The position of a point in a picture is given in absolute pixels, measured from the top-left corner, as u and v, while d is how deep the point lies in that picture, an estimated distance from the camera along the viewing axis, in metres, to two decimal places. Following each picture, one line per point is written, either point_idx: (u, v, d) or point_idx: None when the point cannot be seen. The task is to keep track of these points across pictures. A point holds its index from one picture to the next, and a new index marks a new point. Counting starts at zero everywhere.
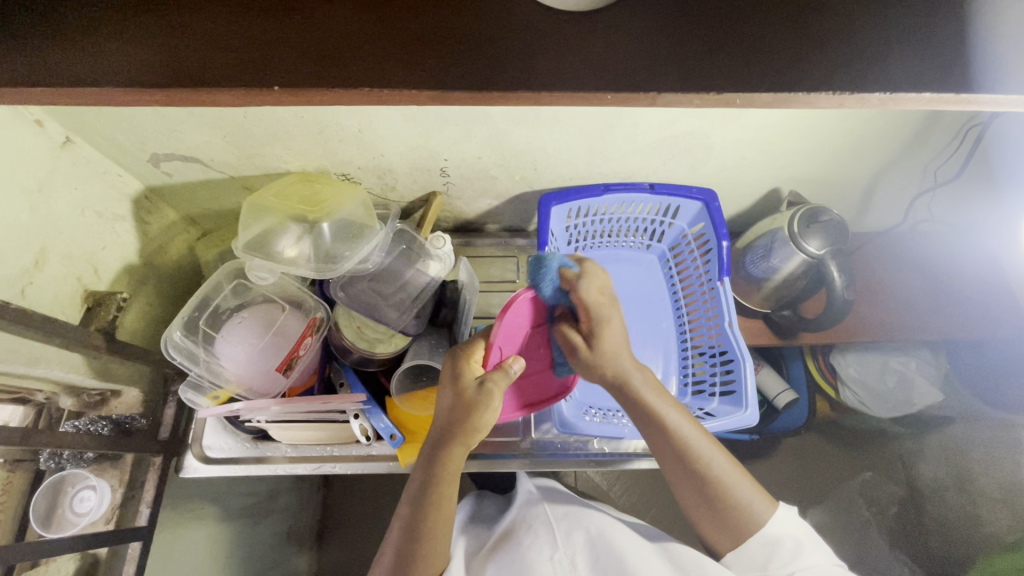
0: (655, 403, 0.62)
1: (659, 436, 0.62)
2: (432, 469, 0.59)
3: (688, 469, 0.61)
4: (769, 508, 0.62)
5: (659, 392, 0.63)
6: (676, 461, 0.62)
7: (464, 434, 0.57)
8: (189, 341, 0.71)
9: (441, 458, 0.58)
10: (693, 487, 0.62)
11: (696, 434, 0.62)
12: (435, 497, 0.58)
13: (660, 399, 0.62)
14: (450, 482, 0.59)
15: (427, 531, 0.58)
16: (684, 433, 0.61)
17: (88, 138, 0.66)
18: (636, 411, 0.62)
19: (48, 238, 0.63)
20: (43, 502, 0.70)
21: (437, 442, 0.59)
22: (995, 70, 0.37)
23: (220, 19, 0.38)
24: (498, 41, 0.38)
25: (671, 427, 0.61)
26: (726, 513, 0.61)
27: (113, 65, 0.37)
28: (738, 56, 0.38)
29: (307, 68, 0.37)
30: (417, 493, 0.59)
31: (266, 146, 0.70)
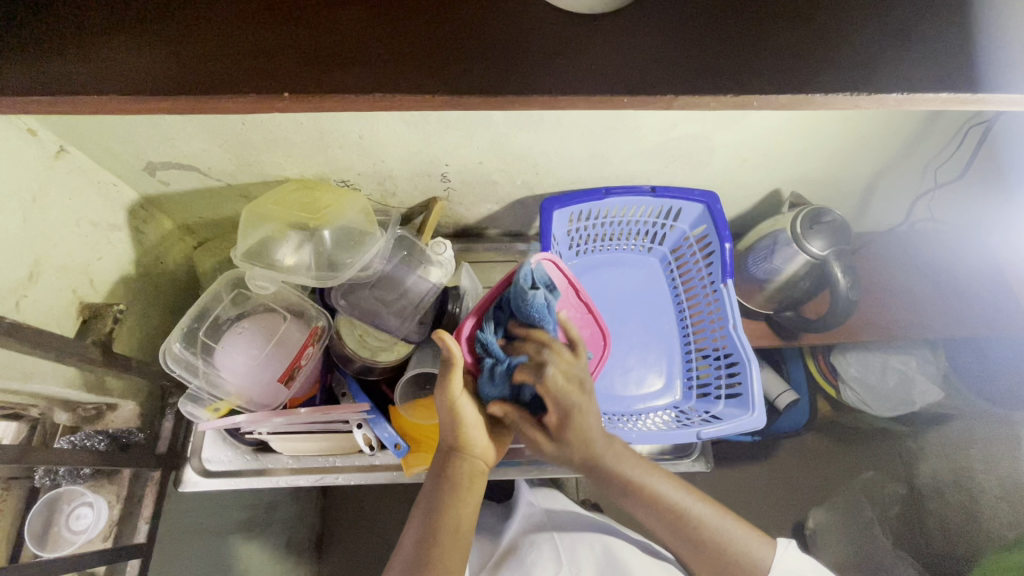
0: (629, 472, 0.59)
1: (641, 505, 0.60)
2: (440, 484, 0.57)
3: (678, 535, 0.60)
4: (770, 549, 0.62)
5: (636, 462, 0.61)
6: (668, 529, 0.60)
7: (471, 448, 0.58)
8: (188, 353, 0.69)
9: (449, 473, 0.57)
10: (690, 548, 0.61)
11: (683, 497, 0.61)
12: (447, 509, 0.55)
13: (638, 469, 0.60)
14: (463, 497, 0.56)
15: (440, 544, 0.53)
16: (671, 499, 0.60)
17: (82, 147, 0.64)
18: (611, 484, 0.60)
19: (42, 250, 0.62)
20: (37, 521, 0.66)
21: (443, 459, 0.58)
22: (1001, 73, 0.38)
23: (224, 24, 0.37)
24: (509, 43, 0.37)
25: (652, 493, 0.60)
26: (728, 563, 0.61)
27: (113, 72, 0.36)
28: (751, 58, 0.38)
29: (315, 73, 0.36)
30: (427, 508, 0.55)
31: (265, 154, 0.69)
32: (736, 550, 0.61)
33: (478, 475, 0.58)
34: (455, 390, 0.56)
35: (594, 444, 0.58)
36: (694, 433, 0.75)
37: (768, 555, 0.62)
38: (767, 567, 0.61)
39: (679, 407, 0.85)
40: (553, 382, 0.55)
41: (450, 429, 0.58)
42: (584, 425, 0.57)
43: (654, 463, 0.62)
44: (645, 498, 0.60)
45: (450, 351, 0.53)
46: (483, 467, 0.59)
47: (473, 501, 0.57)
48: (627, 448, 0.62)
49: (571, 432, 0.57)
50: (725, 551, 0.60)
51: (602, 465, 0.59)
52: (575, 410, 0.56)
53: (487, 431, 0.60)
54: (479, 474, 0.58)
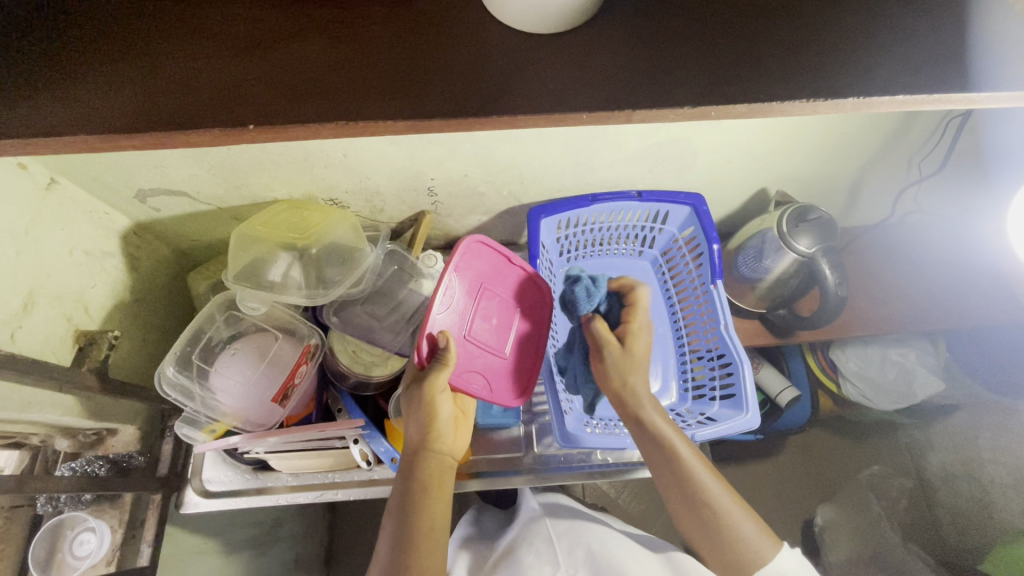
0: (661, 426, 0.63)
1: (658, 453, 0.62)
2: (411, 483, 0.57)
3: (684, 494, 0.61)
4: (775, 545, 0.60)
5: (661, 412, 0.65)
6: (679, 494, 0.61)
7: (436, 443, 0.60)
8: (182, 376, 0.69)
9: (419, 472, 0.58)
10: (691, 512, 0.60)
11: (696, 457, 0.62)
12: (421, 507, 0.55)
13: (660, 418, 0.64)
14: (436, 494, 0.57)
15: (416, 542, 0.53)
16: (684, 454, 0.61)
17: (72, 177, 0.66)
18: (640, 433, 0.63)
19: (36, 281, 0.63)
20: (41, 549, 0.67)
21: (410, 459, 0.59)
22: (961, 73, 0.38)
23: (193, 61, 0.38)
24: (472, 66, 0.38)
25: (670, 445, 0.62)
26: (726, 541, 0.59)
27: (85, 112, 0.37)
28: (713, 69, 0.39)
29: (282, 105, 0.36)
30: (400, 508, 0.56)
31: (252, 177, 0.70)
32: (736, 527, 0.59)
33: (447, 471, 0.59)
34: (436, 384, 0.60)
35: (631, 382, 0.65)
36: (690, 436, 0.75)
37: (771, 552, 0.59)
38: (766, 562, 0.59)
39: (676, 409, 0.85)
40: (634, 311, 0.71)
41: (416, 429, 0.60)
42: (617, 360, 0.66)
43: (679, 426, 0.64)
44: (662, 447, 0.62)
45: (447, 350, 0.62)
46: (449, 462, 0.60)
47: (444, 496, 0.58)
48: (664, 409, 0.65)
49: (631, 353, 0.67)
50: (722, 525, 0.59)
51: (629, 401, 0.64)
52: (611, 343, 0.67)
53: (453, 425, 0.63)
54: (448, 469, 0.60)
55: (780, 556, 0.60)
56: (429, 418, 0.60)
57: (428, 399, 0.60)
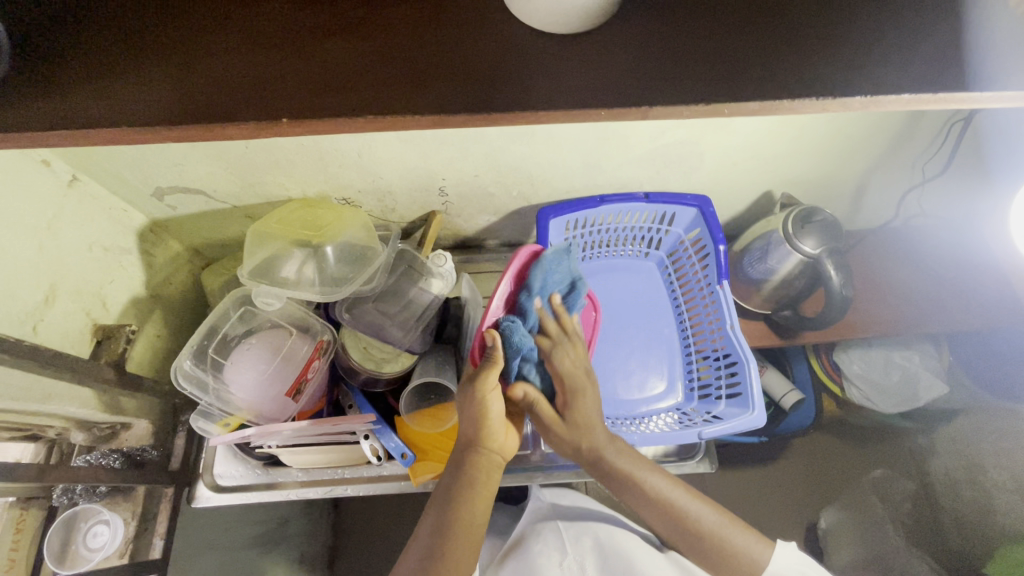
0: (632, 468, 0.63)
1: (638, 499, 0.63)
2: (459, 477, 0.58)
3: (674, 530, 0.63)
4: (769, 548, 0.65)
5: (635, 458, 0.64)
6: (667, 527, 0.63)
7: (488, 443, 0.60)
8: (198, 369, 0.71)
9: (468, 470, 0.59)
10: (686, 542, 0.63)
11: (679, 493, 0.63)
12: (465, 504, 0.57)
13: (634, 464, 0.63)
14: (481, 493, 0.58)
15: (455, 536, 0.56)
16: (664, 496, 0.63)
17: (93, 175, 0.67)
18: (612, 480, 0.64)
19: (56, 276, 0.64)
20: (56, 540, 0.68)
21: (462, 455, 0.60)
22: (964, 74, 0.39)
23: (223, 58, 0.39)
24: (491, 63, 0.39)
25: (651, 491, 0.63)
26: (724, 557, 0.63)
27: (120, 107, 0.38)
28: (724, 68, 0.40)
29: (309, 99, 0.38)
30: (443, 500, 0.58)
31: (268, 175, 0.72)
32: (731, 545, 0.63)
33: (494, 470, 0.60)
34: (490, 386, 0.59)
35: (594, 438, 0.63)
36: (696, 433, 0.77)
37: (767, 555, 0.64)
38: (764, 565, 0.64)
39: (682, 409, 0.87)
40: (561, 364, 0.65)
41: (471, 426, 0.60)
42: (584, 409, 0.64)
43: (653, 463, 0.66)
44: (643, 495, 0.63)
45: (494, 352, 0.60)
46: (498, 461, 0.61)
47: (488, 494, 0.59)
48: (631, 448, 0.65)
49: (575, 416, 0.63)
50: (718, 546, 0.63)
51: (602, 456, 0.63)
52: (579, 392, 0.64)
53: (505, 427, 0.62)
54: (495, 470, 0.60)
55: (774, 557, 0.64)
56: (483, 419, 0.59)
57: (481, 399, 0.59)
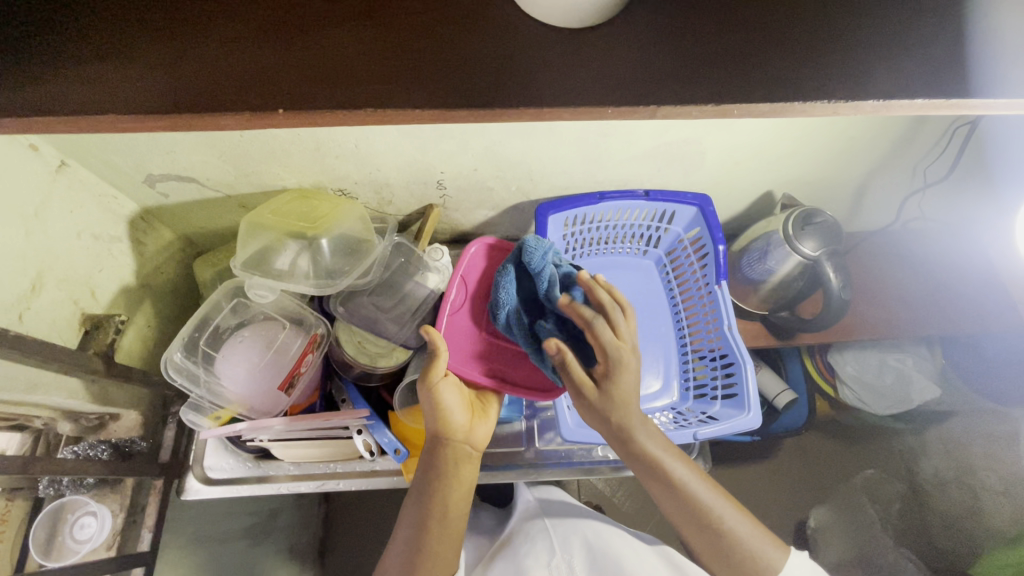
0: (660, 457, 0.60)
1: (665, 486, 0.61)
2: (428, 473, 0.60)
3: (693, 521, 0.61)
4: (782, 555, 0.61)
5: (666, 446, 0.62)
6: (690, 521, 0.61)
7: (450, 436, 0.60)
8: (189, 362, 0.69)
9: (434, 463, 0.60)
10: (706, 539, 0.61)
11: (706, 485, 0.62)
12: (436, 494, 0.59)
13: (664, 452, 0.61)
14: (449, 486, 0.59)
15: (430, 533, 0.58)
16: (690, 486, 0.61)
17: (83, 161, 0.65)
18: (641, 466, 0.61)
19: (44, 263, 0.62)
20: (42, 531, 0.67)
21: (428, 452, 0.61)
22: (976, 79, 0.39)
23: (220, 44, 0.38)
24: (495, 56, 0.38)
25: (678, 481, 0.61)
26: (738, 560, 0.60)
27: (109, 92, 0.37)
28: (736, 67, 0.39)
29: (307, 90, 0.37)
30: (416, 496, 0.59)
31: (262, 165, 0.70)
32: (747, 550, 0.60)
33: (464, 460, 0.61)
34: (434, 378, 0.60)
35: (633, 420, 0.60)
36: (691, 434, 0.76)
37: (780, 560, 0.60)
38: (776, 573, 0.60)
39: (677, 408, 0.86)
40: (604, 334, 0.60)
41: (431, 421, 0.61)
42: (625, 389, 0.59)
43: (682, 453, 0.63)
44: (667, 480, 0.61)
45: (435, 343, 0.60)
46: (467, 451, 0.61)
47: (461, 485, 0.60)
48: (662, 436, 0.62)
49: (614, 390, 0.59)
50: (736, 547, 0.60)
51: (632, 437, 0.60)
52: (623, 364, 0.59)
53: (466, 413, 0.62)
54: (464, 460, 0.61)
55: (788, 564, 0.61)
56: (438, 410, 0.60)
57: (431, 391, 0.60)
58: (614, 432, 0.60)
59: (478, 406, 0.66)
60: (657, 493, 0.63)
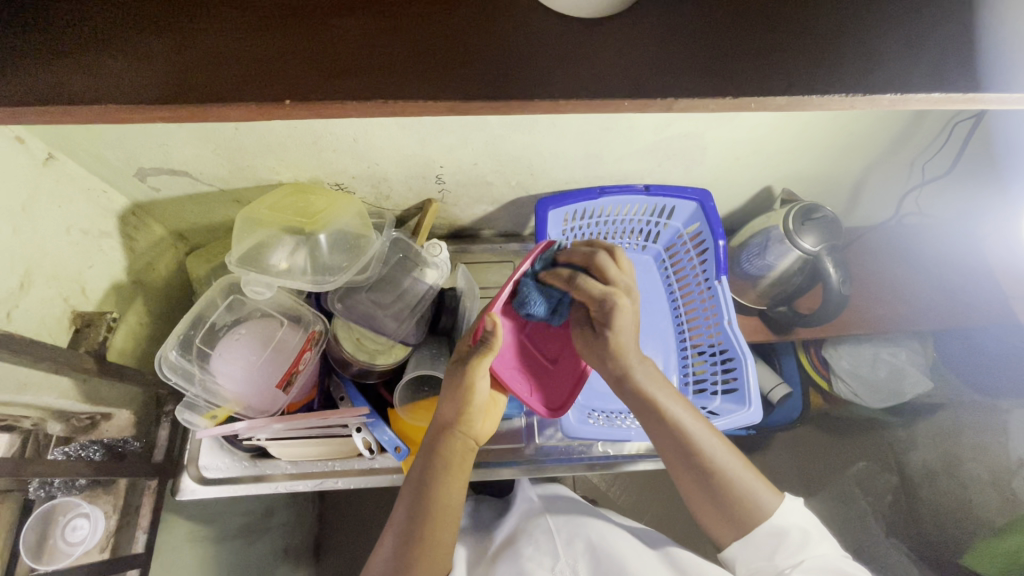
0: (654, 392, 0.63)
1: (659, 424, 0.62)
2: (437, 461, 0.59)
3: (685, 456, 0.61)
4: (775, 497, 0.61)
5: (662, 385, 0.64)
6: (680, 456, 0.61)
7: (464, 427, 0.61)
8: (184, 360, 0.68)
9: (446, 453, 0.59)
10: (696, 482, 0.61)
11: (699, 423, 0.62)
12: (443, 484, 0.58)
13: (660, 389, 0.63)
14: (456, 476, 0.59)
15: (431, 520, 0.56)
16: (684, 421, 0.61)
17: (71, 153, 0.64)
18: (635, 402, 0.63)
19: (32, 260, 0.61)
20: (31, 536, 0.65)
21: (439, 441, 0.60)
22: (988, 73, 0.39)
23: (220, 32, 0.37)
24: (506, 46, 0.37)
25: (671, 416, 0.62)
26: (731, 500, 0.60)
27: (104, 81, 0.35)
28: (750, 60, 0.39)
29: (313, 79, 0.36)
30: (419, 483, 0.58)
31: (258, 158, 0.69)
32: (739, 488, 0.60)
33: (469, 453, 0.61)
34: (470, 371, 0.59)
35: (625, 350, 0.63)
36: None
37: (775, 503, 0.60)
38: (770, 514, 0.60)
39: None
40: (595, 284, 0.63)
41: (447, 410, 0.60)
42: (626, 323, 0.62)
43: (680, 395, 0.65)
44: (663, 416, 0.62)
45: (492, 333, 0.58)
46: (472, 445, 0.62)
47: (464, 478, 0.60)
48: (658, 375, 0.65)
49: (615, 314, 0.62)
50: (731, 492, 0.60)
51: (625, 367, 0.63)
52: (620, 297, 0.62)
53: (483, 411, 0.63)
54: (469, 453, 0.61)
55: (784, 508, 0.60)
56: (461, 402, 0.59)
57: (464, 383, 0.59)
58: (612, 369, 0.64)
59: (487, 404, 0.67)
60: (650, 433, 0.63)
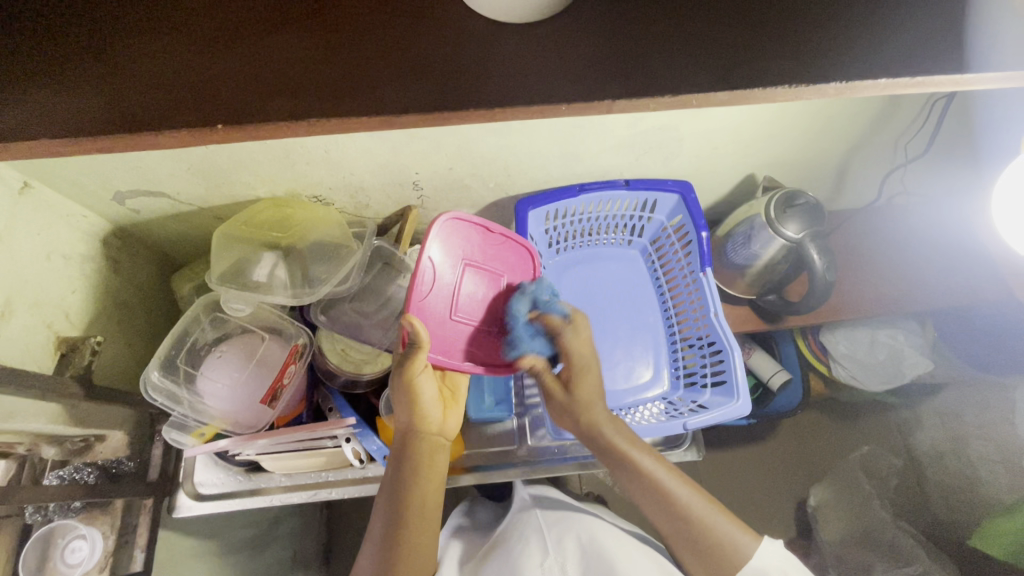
0: (629, 450, 0.63)
1: (633, 475, 0.62)
2: (403, 466, 0.60)
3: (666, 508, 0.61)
4: (754, 541, 0.61)
5: (633, 440, 0.64)
6: (660, 511, 0.62)
7: (425, 428, 0.61)
8: (169, 381, 0.67)
9: (410, 454, 0.60)
10: (679, 533, 0.61)
11: (676, 479, 0.62)
12: (410, 488, 0.58)
13: (633, 446, 0.63)
14: (424, 476, 0.59)
15: (408, 522, 0.58)
16: (660, 478, 0.62)
17: (47, 181, 0.64)
18: (609, 459, 0.64)
19: (13, 289, 0.61)
20: (32, 556, 0.67)
21: (401, 443, 0.61)
22: (932, 58, 0.38)
23: (162, 59, 0.37)
24: (440, 58, 0.37)
25: (644, 471, 0.62)
26: (711, 552, 0.60)
27: (48, 117, 0.36)
28: (695, 55, 0.38)
29: (255, 105, 0.36)
30: (391, 489, 0.59)
31: (233, 175, 0.69)
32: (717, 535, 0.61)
33: (438, 452, 0.61)
34: (415, 372, 0.58)
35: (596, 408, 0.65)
36: (682, 423, 0.76)
37: (751, 548, 0.60)
38: (746, 559, 0.60)
39: (668, 398, 0.85)
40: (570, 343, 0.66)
41: (403, 414, 0.61)
42: (589, 394, 0.65)
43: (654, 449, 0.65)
44: (635, 475, 0.62)
45: (417, 334, 0.56)
46: (438, 442, 0.62)
47: (436, 477, 0.60)
48: (629, 432, 0.65)
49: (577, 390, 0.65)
50: (711, 538, 0.61)
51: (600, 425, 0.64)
52: (585, 369, 0.66)
53: (440, 406, 0.62)
54: (438, 450, 0.62)
55: (763, 552, 0.61)
56: (415, 405, 0.60)
57: (406, 384, 0.58)
58: (584, 431, 0.65)
59: (448, 397, 0.66)
60: (628, 487, 0.64)
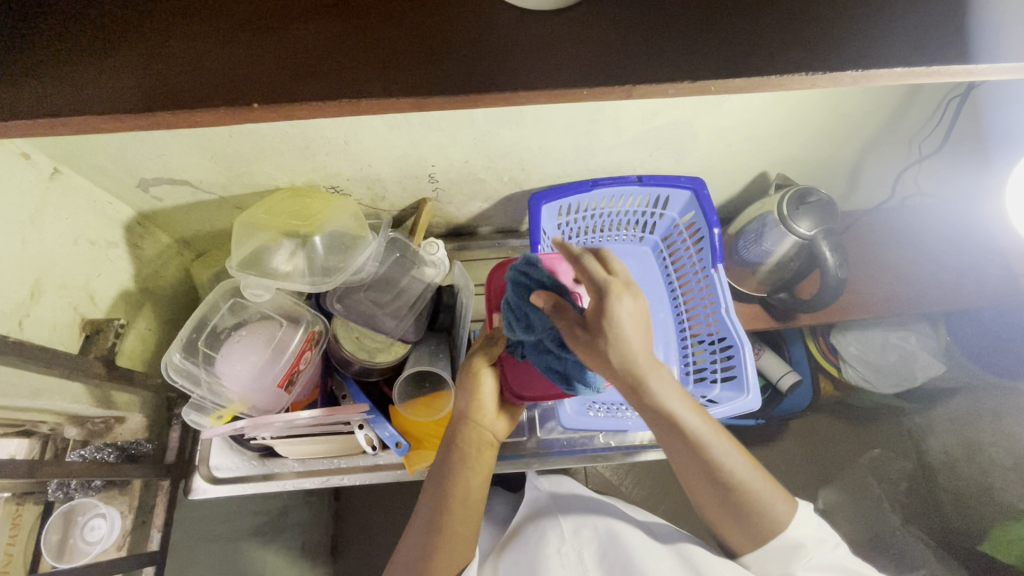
0: (678, 412, 0.55)
1: (685, 447, 0.57)
2: (453, 451, 0.62)
3: (710, 477, 0.58)
4: (791, 508, 0.60)
5: (680, 397, 0.55)
6: (704, 475, 0.58)
7: (478, 418, 0.64)
8: (189, 362, 0.70)
9: (460, 440, 0.63)
10: (716, 494, 0.59)
11: (718, 439, 0.58)
12: (458, 473, 0.60)
13: (682, 405, 0.55)
14: (472, 464, 0.61)
15: (452, 509, 0.58)
16: (703, 438, 0.56)
17: (75, 167, 0.66)
18: (655, 419, 0.55)
19: (41, 270, 0.63)
20: (54, 534, 0.68)
21: (454, 430, 0.64)
22: (945, 47, 0.39)
23: (195, 41, 0.39)
24: (465, 42, 0.39)
25: (693, 434, 0.56)
26: (749, 514, 0.59)
27: (88, 95, 0.38)
28: (712, 42, 0.39)
29: (284, 88, 0.37)
30: (438, 474, 0.60)
31: (254, 164, 0.70)
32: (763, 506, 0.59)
33: (485, 445, 0.63)
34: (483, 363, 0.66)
35: (639, 364, 0.52)
36: None
37: (791, 514, 0.59)
38: (787, 527, 0.59)
39: None
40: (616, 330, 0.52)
41: (461, 403, 0.65)
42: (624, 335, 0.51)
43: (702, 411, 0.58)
44: (687, 439, 0.56)
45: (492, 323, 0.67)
46: (489, 438, 0.64)
47: (482, 468, 0.62)
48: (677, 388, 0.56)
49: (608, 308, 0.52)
50: (750, 501, 0.58)
51: (648, 398, 0.53)
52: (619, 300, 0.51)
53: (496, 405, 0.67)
54: (486, 445, 0.64)
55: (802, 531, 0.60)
56: (475, 394, 0.65)
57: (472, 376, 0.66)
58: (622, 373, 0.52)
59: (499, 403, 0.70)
60: (667, 446, 0.58)
